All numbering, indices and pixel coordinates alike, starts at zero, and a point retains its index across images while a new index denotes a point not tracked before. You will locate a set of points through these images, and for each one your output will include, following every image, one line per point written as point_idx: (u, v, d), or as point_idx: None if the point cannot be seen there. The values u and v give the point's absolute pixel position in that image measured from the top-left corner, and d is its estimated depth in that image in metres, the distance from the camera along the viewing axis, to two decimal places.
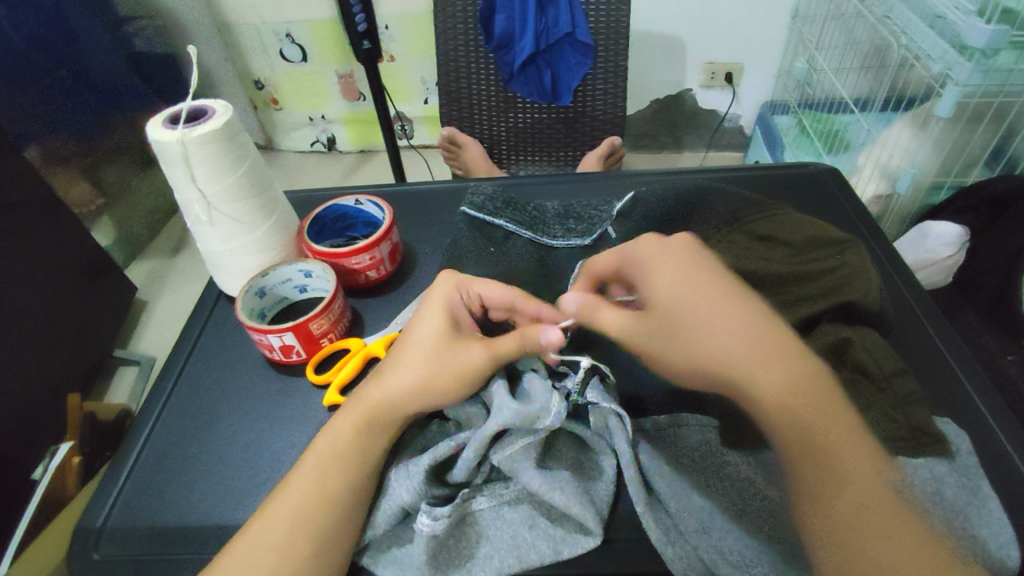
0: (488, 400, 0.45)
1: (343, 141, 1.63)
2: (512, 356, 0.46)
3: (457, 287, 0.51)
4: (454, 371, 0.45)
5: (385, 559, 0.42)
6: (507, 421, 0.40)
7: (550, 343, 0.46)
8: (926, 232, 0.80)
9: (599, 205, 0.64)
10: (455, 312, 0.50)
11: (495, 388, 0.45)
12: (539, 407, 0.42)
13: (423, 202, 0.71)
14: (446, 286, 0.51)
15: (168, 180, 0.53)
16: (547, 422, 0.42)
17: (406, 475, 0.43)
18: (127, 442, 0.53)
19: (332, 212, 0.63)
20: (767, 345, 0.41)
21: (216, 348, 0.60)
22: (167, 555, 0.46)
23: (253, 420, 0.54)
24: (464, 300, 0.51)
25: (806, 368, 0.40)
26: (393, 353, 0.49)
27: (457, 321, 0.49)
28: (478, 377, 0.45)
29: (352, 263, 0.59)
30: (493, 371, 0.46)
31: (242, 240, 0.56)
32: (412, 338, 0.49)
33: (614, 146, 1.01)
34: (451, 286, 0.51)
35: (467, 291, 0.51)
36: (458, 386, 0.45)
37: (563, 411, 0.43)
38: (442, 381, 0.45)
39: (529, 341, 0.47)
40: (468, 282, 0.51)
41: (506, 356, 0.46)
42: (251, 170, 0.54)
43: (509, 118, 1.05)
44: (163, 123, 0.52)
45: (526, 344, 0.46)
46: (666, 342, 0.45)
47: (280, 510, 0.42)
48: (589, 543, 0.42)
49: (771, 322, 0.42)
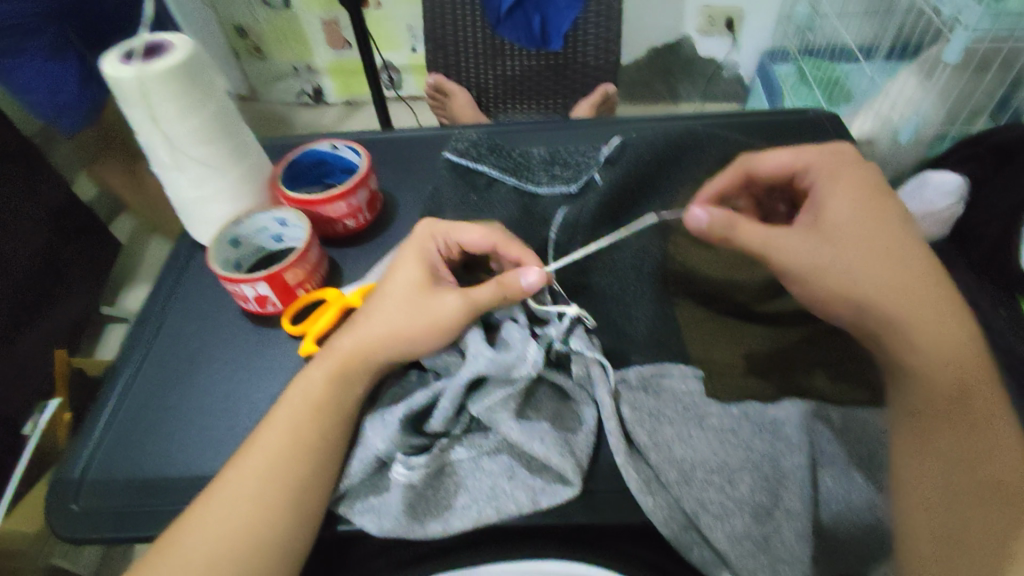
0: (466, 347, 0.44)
1: (329, 92, 1.57)
2: (490, 305, 0.45)
3: (433, 234, 0.49)
4: (431, 321, 0.44)
5: (361, 506, 0.42)
6: (485, 370, 0.41)
7: (532, 287, 0.44)
8: (921, 184, 0.71)
9: (587, 151, 0.62)
10: (433, 261, 0.49)
11: (473, 338, 0.44)
12: (516, 356, 0.42)
13: (404, 149, 0.68)
14: (422, 235, 0.49)
15: (131, 123, 0.50)
16: (524, 371, 0.42)
17: (382, 424, 0.42)
18: (104, 394, 0.52)
19: (309, 157, 0.61)
20: (887, 291, 0.43)
21: (192, 300, 0.58)
22: (144, 505, 0.45)
23: (231, 372, 0.52)
24: (441, 247, 0.50)
25: (941, 326, 0.43)
26: (368, 306, 0.48)
27: (434, 270, 0.48)
28: (454, 326, 0.44)
29: (328, 210, 0.57)
30: (469, 320, 0.44)
31: (213, 186, 0.54)
32: (388, 290, 0.47)
33: (608, 94, 0.97)
34: (429, 232, 0.49)
35: (444, 239, 0.50)
36: (435, 336, 0.44)
37: (540, 359, 0.42)
38: (417, 331, 0.44)
39: (509, 290, 0.44)
40: (446, 229, 0.49)
41: (483, 305, 0.44)
42: (217, 109, 0.51)
43: (498, 66, 1.00)
44: (121, 58, 0.49)
45: (505, 292, 0.44)
46: (823, 267, 0.44)
47: (257, 460, 0.42)
48: (567, 494, 0.41)
49: (918, 273, 0.44)
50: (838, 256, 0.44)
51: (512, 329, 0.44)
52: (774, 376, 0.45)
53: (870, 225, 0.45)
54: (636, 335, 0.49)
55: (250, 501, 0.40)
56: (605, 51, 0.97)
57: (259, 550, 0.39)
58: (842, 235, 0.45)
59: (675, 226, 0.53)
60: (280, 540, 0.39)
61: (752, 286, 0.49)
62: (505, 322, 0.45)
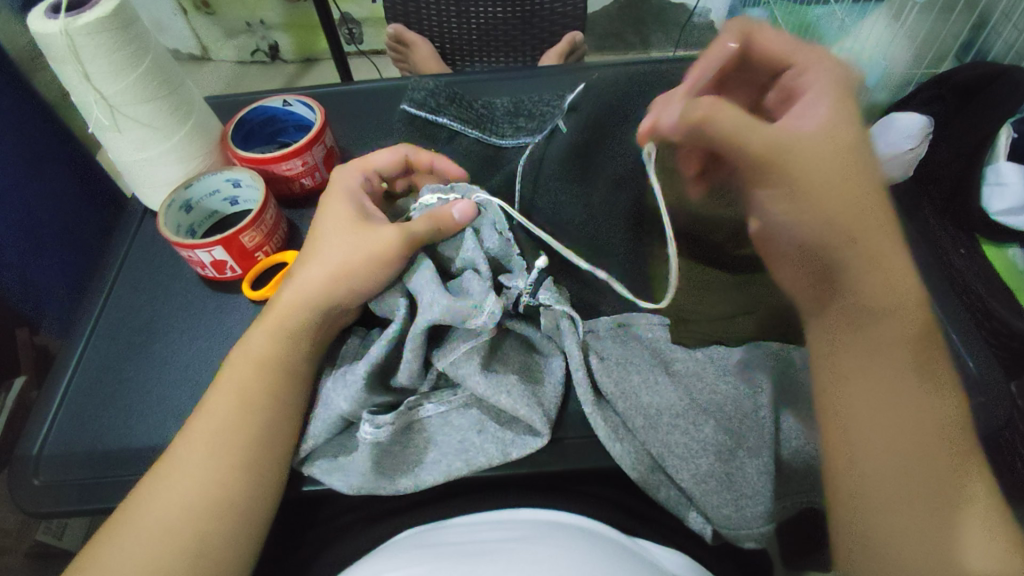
0: (412, 292, 0.43)
1: (287, 49, 1.50)
2: (423, 239, 0.44)
3: (355, 170, 0.50)
4: (365, 253, 0.43)
5: (329, 465, 0.42)
6: (438, 316, 0.39)
7: (463, 218, 0.44)
8: (893, 122, 0.70)
9: (551, 100, 0.60)
10: (361, 196, 0.49)
11: (421, 279, 0.42)
12: (471, 304, 0.40)
13: (362, 105, 0.66)
14: (344, 172, 0.50)
15: (60, 81, 0.47)
16: (483, 321, 0.40)
17: (343, 385, 0.41)
18: (56, 369, 0.50)
19: (259, 115, 0.58)
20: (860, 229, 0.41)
21: (144, 269, 0.56)
22: (109, 477, 0.45)
23: (191, 339, 0.51)
24: (366, 180, 0.50)
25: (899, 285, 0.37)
26: (304, 251, 0.47)
27: (362, 204, 0.48)
28: (388, 256, 0.43)
29: (283, 169, 0.55)
30: (405, 251, 0.43)
31: (158, 147, 0.51)
32: (320, 229, 0.47)
33: (575, 43, 0.94)
34: (360, 172, 0.50)
35: (365, 172, 0.50)
36: (373, 271, 0.43)
37: (498, 311, 0.40)
38: (352, 267, 0.43)
39: (440, 220, 0.44)
40: (363, 162, 0.50)
41: (415, 234, 0.43)
42: (155, 65, 0.48)
43: (461, 14, 0.92)
44: (45, 13, 0.45)
45: (436, 224, 0.44)
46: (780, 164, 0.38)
47: (217, 427, 0.41)
48: (535, 445, 0.41)
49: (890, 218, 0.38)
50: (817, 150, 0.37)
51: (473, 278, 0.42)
52: (738, 325, 0.45)
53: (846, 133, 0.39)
54: (602, 287, 0.49)
55: (211, 468, 0.39)
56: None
57: (221, 513, 0.38)
58: (812, 133, 0.38)
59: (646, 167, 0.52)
60: (246, 504, 0.39)
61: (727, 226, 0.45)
62: (467, 270, 0.44)
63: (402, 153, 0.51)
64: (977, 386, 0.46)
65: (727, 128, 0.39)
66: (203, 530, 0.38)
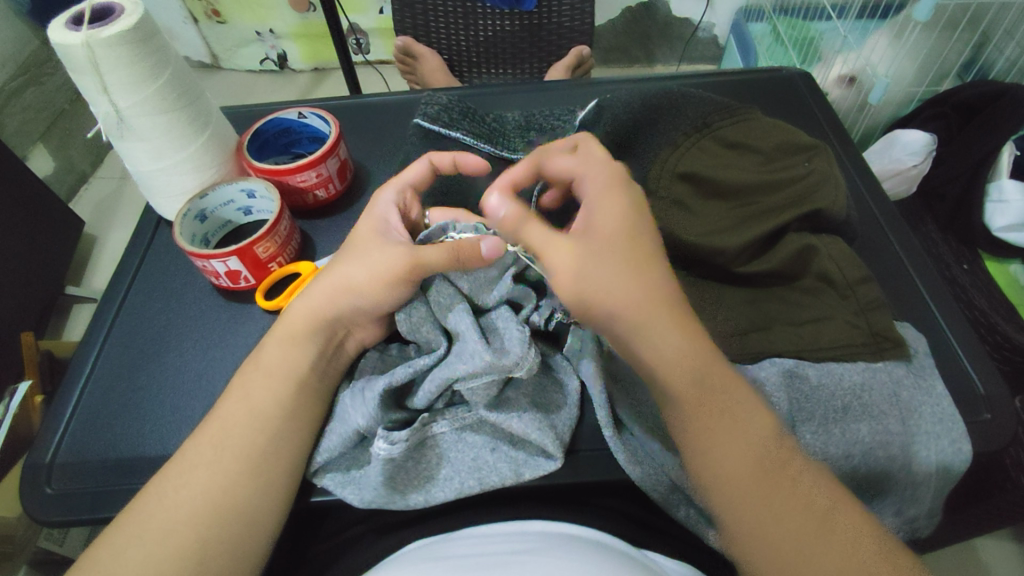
0: (449, 327, 0.44)
1: (294, 58, 1.50)
2: (437, 266, 0.43)
3: (390, 185, 0.50)
4: (394, 268, 0.43)
5: (343, 480, 0.42)
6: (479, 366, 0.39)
7: (490, 253, 0.42)
8: (895, 141, 0.79)
9: (563, 115, 0.60)
10: (385, 209, 0.48)
11: (459, 318, 0.43)
12: (509, 357, 0.40)
13: (375, 120, 0.68)
14: (381, 189, 0.50)
15: (82, 92, 0.47)
16: (518, 372, 0.40)
17: (361, 401, 0.42)
18: (68, 376, 0.50)
19: (274, 126, 0.59)
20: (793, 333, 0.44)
21: (159, 278, 0.57)
22: (121, 485, 0.45)
23: (204, 349, 0.52)
24: (397, 196, 0.50)
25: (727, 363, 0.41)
26: (343, 250, 0.48)
27: (386, 221, 0.48)
28: (392, 273, 0.43)
29: (297, 180, 0.56)
30: (409, 273, 0.43)
31: (173, 156, 0.51)
32: (358, 235, 0.48)
33: (581, 56, 0.95)
34: (393, 192, 0.50)
35: (400, 188, 0.50)
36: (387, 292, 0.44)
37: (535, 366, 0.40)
38: (362, 290, 0.44)
39: (467, 256, 0.42)
40: (397, 179, 0.50)
41: (429, 263, 0.43)
42: (175, 77, 0.48)
43: (471, 29, 0.94)
44: (67, 24, 0.45)
45: (458, 255, 0.42)
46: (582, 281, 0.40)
47: (224, 440, 0.41)
48: (549, 467, 0.42)
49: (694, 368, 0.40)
50: (591, 250, 0.41)
51: (509, 322, 0.42)
52: (751, 341, 0.46)
53: (630, 223, 0.42)
54: None
55: (219, 481, 0.39)
56: (581, 11, 0.92)
57: (230, 524, 0.39)
58: (604, 251, 0.41)
59: (664, 158, 0.51)
60: (254, 516, 0.39)
61: (735, 250, 0.47)
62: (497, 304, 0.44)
63: (427, 162, 0.51)
64: (985, 402, 0.47)
65: (538, 235, 0.41)
66: (207, 546, 0.38)
